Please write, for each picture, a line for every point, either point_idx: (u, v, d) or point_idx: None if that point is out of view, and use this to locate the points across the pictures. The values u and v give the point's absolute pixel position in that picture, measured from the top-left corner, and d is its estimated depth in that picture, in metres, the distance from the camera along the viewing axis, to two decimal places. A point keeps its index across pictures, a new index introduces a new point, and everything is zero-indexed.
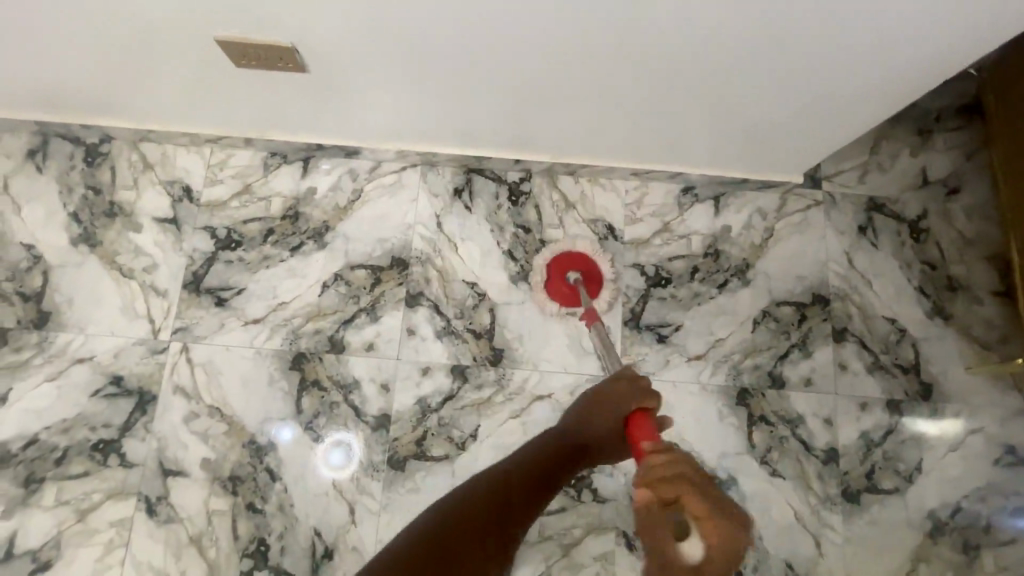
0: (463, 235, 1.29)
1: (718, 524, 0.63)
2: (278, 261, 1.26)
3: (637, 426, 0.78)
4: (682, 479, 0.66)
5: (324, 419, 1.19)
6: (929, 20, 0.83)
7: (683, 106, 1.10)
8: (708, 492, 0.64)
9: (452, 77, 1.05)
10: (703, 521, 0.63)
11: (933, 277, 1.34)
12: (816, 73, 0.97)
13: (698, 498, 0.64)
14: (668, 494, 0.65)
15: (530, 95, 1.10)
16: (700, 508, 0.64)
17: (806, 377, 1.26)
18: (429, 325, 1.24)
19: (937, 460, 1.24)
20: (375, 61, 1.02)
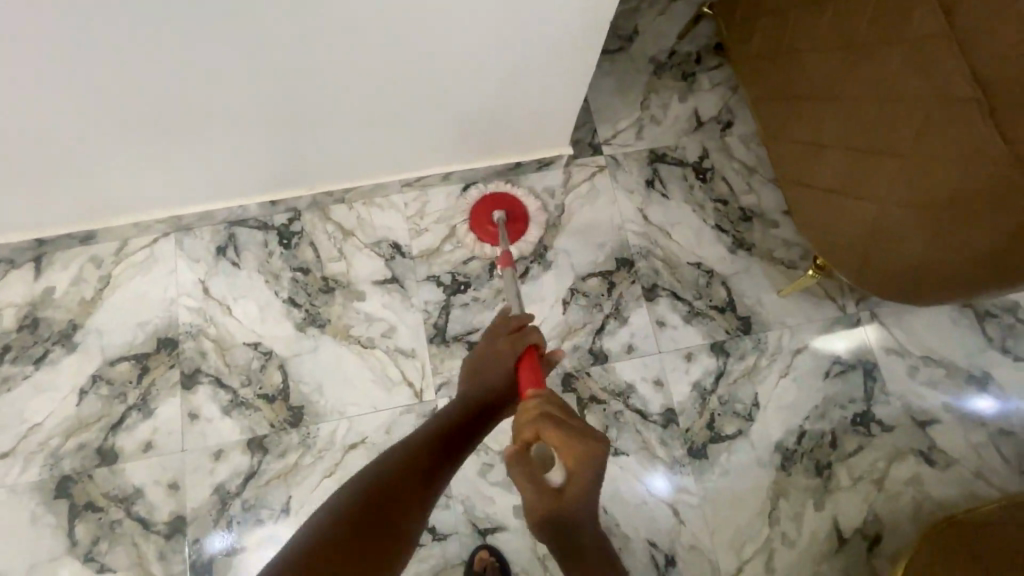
0: (237, 294, 1.18)
1: (570, 447, 0.69)
2: (20, 379, 1.10)
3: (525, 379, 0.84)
4: (565, 418, 0.72)
5: (107, 544, 1.03)
6: (591, 14, 0.88)
7: (423, 103, 1.02)
8: (562, 421, 0.72)
9: (150, 121, 0.92)
10: (566, 450, 0.69)
11: (728, 212, 1.35)
12: (527, 40, 0.92)
13: (563, 436, 0.70)
14: (529, 434, 0.72)
15: (267, 125, 0.99)
16: (569, 451, 0.69)
17: (628, 343, 1.23)
18: (214, 403, 1.11)
19: (771, 391, 1.23)
20: (46, 122, 0.87)
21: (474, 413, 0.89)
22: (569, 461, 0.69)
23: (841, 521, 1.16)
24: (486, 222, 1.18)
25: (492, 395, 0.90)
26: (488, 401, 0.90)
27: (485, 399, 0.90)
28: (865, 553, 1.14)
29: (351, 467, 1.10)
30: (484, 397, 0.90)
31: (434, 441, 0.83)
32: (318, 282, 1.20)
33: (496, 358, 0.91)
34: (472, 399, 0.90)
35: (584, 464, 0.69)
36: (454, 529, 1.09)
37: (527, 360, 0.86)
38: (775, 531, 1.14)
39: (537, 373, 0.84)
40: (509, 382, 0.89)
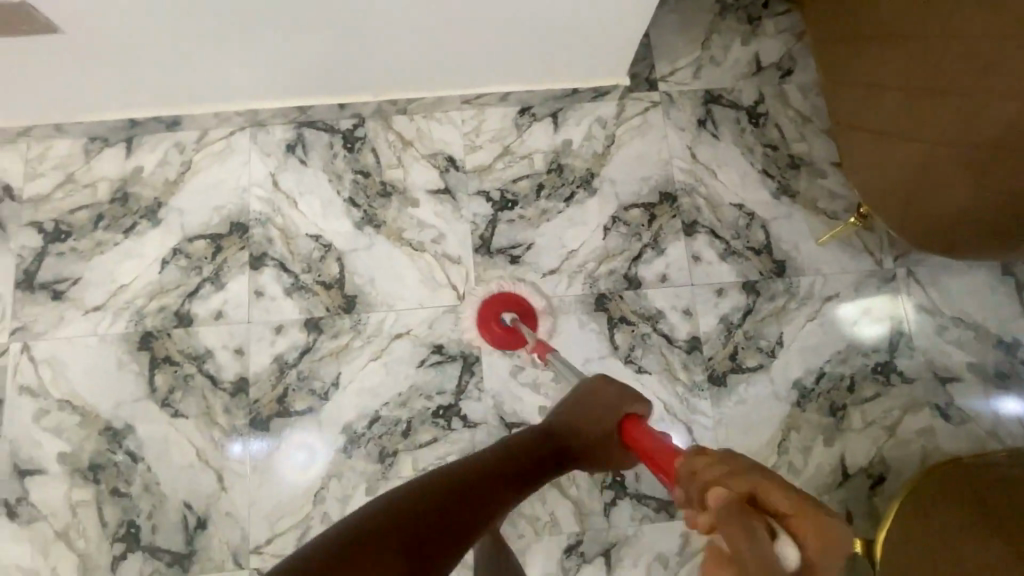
0: (302, 189, 1.28)
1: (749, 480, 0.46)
2: (112, 245, 1.23)
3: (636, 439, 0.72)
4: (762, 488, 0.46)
5: (181, 393, 1.17)
6: None
7: (488, 19, 1.07)
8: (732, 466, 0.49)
9: (242, 23, 1.01)
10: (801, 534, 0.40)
11: (776, 158, 1.36)
12: None
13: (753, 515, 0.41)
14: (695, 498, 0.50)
15: (342, 30, 1.06)
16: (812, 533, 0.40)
17: (663, 273, 1.28)
18: (277, 284, 1.23)
19: (796, 332, 1.27)
20: (158, 20, 0.99)
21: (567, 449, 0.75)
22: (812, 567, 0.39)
23: (847, 459, 1.21)
24: (495, 323, 1.16)
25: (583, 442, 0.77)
26: (578, 438, 0.77)
27: (573, 440, 0.76)
28: (867, 490, 1.20)
29: (396, 353, 1.21)
30: (576, 432, 0.78)
31: (506, 458, 0.68)
32: (377, 186, 1.29)
33: (588, 400, 0.80)
34: (559, 428, 0.77)
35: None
36: (483, 419, 1.19)
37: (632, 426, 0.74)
38: (783, 459, 1.21)
39: (670, 446, 0.67)
40: (602, 434, 0.77)
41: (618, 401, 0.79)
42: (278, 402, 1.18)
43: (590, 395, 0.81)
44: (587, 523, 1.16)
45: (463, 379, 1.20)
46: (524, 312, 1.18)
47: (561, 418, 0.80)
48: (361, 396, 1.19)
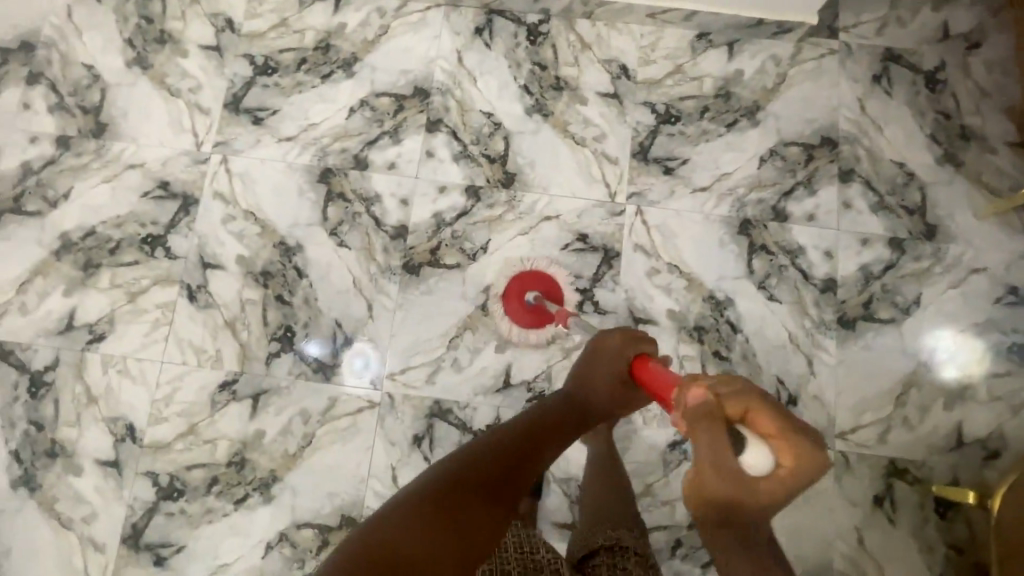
0: (482, 70, 1.36)
1: (769, 417, 0.59)
2: (310, 87, 1.35)
3: (648, 377, 0.83)
4: (729, 391, 0.61)
5: (349, 227, 1.29)
6: None
7: None
8: (767, 403, 0.60)
9: None
10: (760, 425, 0.59)
11: (947, 126, 1.34)
12: None
13: (721, 429, 0.60)
14: (733, 410, 0.60)
15: None
16: (774, 426, 0.58)
17: (810, 212, 1.30)
18: (447, 149, 1.32)
19: (936, 295, 1.26)
20: None
21: (574, 414, 0.92)
22: (784, 464, 0.57)
23: (965, 427, 1.21)
24: (521, 307, 1.18)
25: (591, 403, 0.93)
26: (588, 410, 0.93)
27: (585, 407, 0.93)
28: (979, 460, 1.19)
29: (544, 233, 1.28)
30: (587, 403, 0.93)
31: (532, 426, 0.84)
32: (551, 79, 1.36)
33: (593, 355, 0.93)
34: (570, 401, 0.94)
35: (801, 467, 0.56)
36: (614, 309, 1.25)
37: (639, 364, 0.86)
38: (898, 412, 1.22)
39: (665, 374, 0.81)
40: (612, 386, 0.92)
41: (633, 353, 0.89)
42: (431, 253, 1.28)
43: (605, 349, 0.92)
44: None
45: (601, 269, 1.27)
46: (546, 288, 1.19)
47: (573, 389, 0.96)
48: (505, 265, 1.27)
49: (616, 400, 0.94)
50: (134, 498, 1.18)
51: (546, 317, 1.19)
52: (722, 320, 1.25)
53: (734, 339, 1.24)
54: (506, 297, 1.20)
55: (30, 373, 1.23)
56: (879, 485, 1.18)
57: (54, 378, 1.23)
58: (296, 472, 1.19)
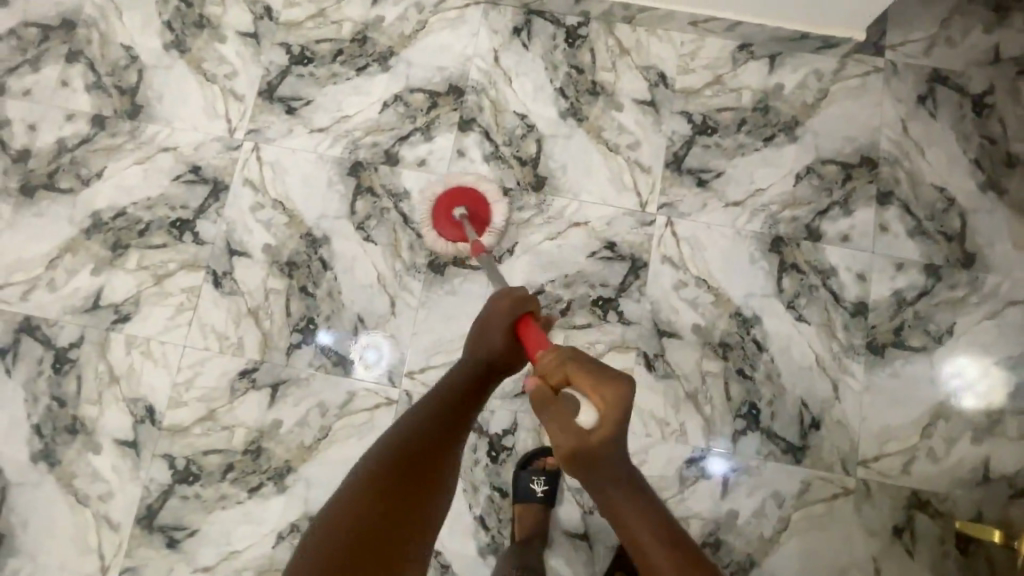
0: (518, 70, 1.35)
1: (586, 376, 0.62)
2: (344, 79, 1.35)
3: (530, 339, 0.77)
4: (550, 368, 0.66)
5: (376, 222, 1.28)
6: None
7: None
8: (576, 360, 0.65)
9: None
10: (579, 382, 0.63)
11: (992, 152, 1.31)
12: None
13: (551, 405, 0.62)
14: (557, 378, 0.65)
15: None
16: (586, 380, 0.62)
17: (845, 233, 1.27)
18: (478, 149, 1.31)
19: (970, 325, 1.23)
20: None
21: (478, 377, 0.78)
22: (598, 404, 0.60)
23: (992, 462, 1.18)
24: (446, 218, 1.21)
25: (494, 362, 0.79)
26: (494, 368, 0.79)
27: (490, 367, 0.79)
28: (1005, 497, 1.16)
29: (571, 239, 1.27)
30: (489, 358, 0.79)
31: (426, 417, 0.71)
32: (587, 83, 1.34)
33: (484, 322, 0.82)
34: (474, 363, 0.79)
35: (613, 398, 0.59)
36: (638, 320, 1.24)
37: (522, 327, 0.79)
38: (924, 443, 1.19)
39: (544, 336, 0.77)
40: (506, 343, 0.79)
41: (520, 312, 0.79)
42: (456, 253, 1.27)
43: (495, 310, 0.81)
44: (713, 441, 1.19)
45: (626, 279, 1.25)
46: (474, 209, 1.22)
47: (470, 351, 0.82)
48: (530, 269, 1.26)
49: (520, 362, 0.82)
50: (150, 480, 1.19)
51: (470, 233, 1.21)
52: (748, 338, 1.23)
53: (759, 358, 1.22)
54: (435, 208, 1.22)
55: (55, 349, 1.24)
56: (900, 516, 1.16)
57: (78, 355, 1.24)
58: (311, 464, 1.19)
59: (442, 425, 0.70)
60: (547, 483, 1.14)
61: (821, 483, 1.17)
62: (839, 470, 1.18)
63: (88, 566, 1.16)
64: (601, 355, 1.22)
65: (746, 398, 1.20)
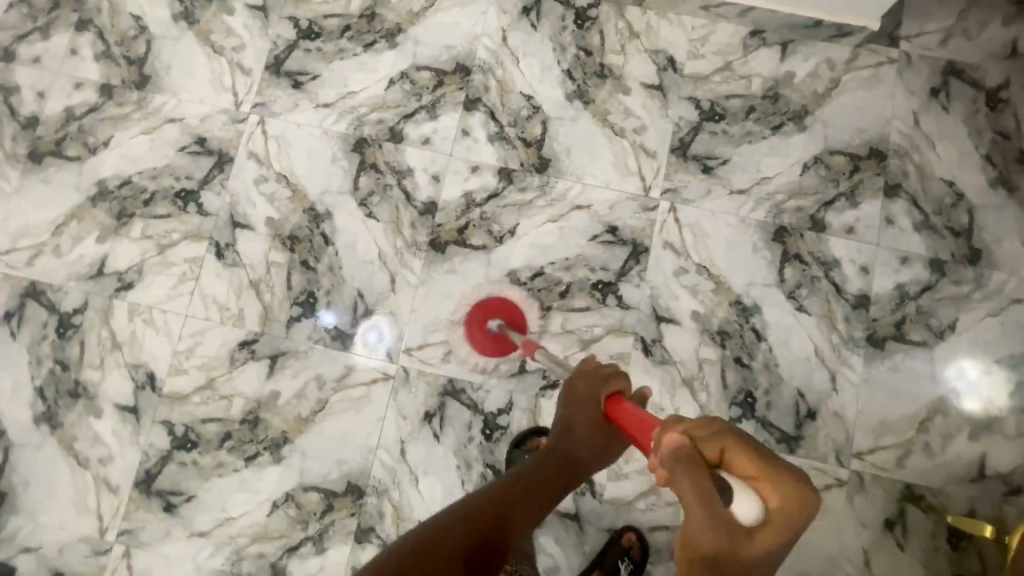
0: (526, 51, 1.34)
1: (754, 463, 0.55)
2: (351, 55, 1.35)
3: (629, 419, 0.75)
4: (705, 436, 0.58)
5: (378, 199, 1.28)
6: None
7: None
8: (747, 442, 0.57)
9: None
10: (743, 467, 0.55)
11: (1004, 148, 1.29)
12: None
13: (706, 475, 0.53)
14: (711, 451, 0.57)
15: None
16: (754, 468, 0.54)
17: (850, 225, 1.26)
18: (483, 129, 1.31)
19: (973, 322, 1.22)
20: None
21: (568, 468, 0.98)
22: (769, 502, 0.52)
23: (988, 459, 1.17)
24: (482, 333, 1.13)
25: (577, 454, 0.98)
26: (578, 460, 0.98)
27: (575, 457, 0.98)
28: (999, 494, 1.16)
29: (573, 222, 1.27)
30: (574, 455, 0.98)
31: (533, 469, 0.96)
32: (595, 66, 1.33)
33: (569, 394, 0.97)
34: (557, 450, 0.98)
35: (793, 500, 0.52)
36: (637, 305, 1.23)
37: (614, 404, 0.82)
38: (920, 437, 1.18)
39: (650, 417, 0.72)
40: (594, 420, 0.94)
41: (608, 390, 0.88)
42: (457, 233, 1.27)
43: (574, 390, 0.95)
44: None
45: (627, 264, 1.25)
46: (511, 316, 1.15)
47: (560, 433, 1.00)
48: (531, 251, 1.26)
49: (601, 452, 0.99)
50: (149, 445, 1.21)
51: (509, 345, 1.14)
52: (746, 327, 1.22)
53: (757, 347, 1.21)
54: (466, 324, 1.15)
55: (59, 315, 1.25)
56: (892, 509, 1.16)
57: (81, 321, 1.25)
58: (307, 436, 1.20)
59: (524, 491, 0.93)
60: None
61: (815, 473, 1.17)
62: (833, 461, 1.17)
63: (87, 526, 1.18)
64: (599, 339, 1.22)
65: (742, 387, 1.20)
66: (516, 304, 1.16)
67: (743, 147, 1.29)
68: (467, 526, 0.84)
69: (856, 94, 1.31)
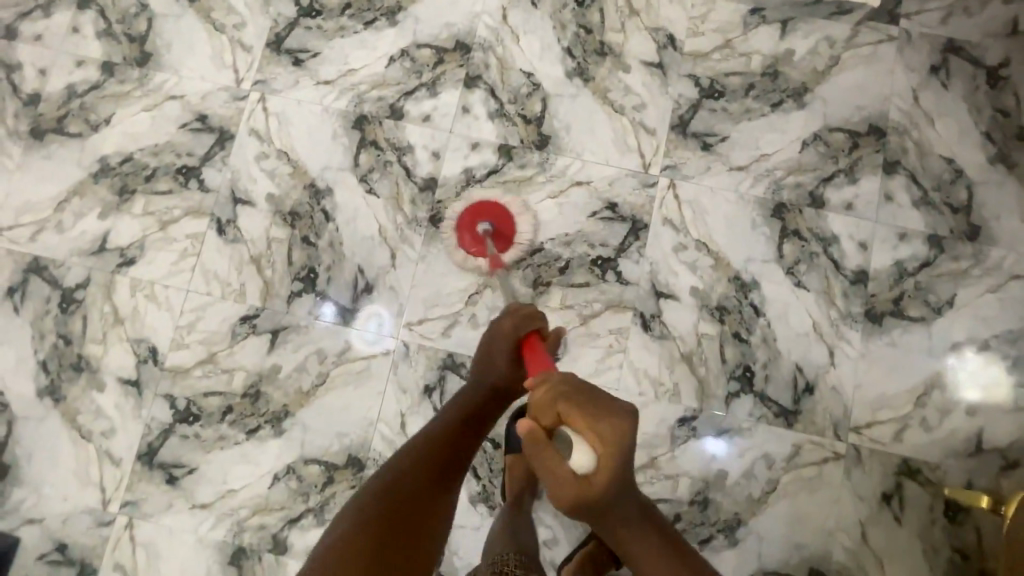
0: (526, 28, 1.34)
1: (583, 418, 0.67)
2: (352, 33, 1.35)
3: (532, 361, 0.87)
4: (542, 408, 0.72)
5: (378, 175, 1.29)
6: None
7: None
8: (575, 398, 0.69)
9: None
10: (576, 424, 0.68)
11: (1004, 125, 1.29)
12: None
13: (546, 446, 0.69)
14: (550, 415, 0.71)
15: None
16: (580, 422, 0.67)
17: (849, 201, 1.26)
18: (483, 106, 1.31)
19: (971, 298, 1.22)
20: None
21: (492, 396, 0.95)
22: (598, 448, 0.66)
23: (985, 433, 1.18)
24: (468, 230, 1.19)
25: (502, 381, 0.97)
26: (504, 388, 0.97)
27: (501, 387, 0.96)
28: (996, 468, 1.16)
29: (572, 198, 1.27)
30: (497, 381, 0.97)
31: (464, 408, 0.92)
32: (595, 44, 1.33)
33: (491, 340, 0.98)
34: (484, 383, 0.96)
35: (616, 437, 0.66)
36: (636, 281, 1.24)
37: (528, 345, 0.92)
38: (917, 412, 1.19)
39: (546, 358, 0.86)
40: (510, 361, 0.96)
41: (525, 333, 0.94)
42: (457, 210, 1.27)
43: (501, 331, 0.97)
44: (706, 402, 1.19)
45: (627, 240, 1.25)
46: (501, 224, 1.20)
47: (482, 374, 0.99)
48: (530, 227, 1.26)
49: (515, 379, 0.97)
50: (152, 419, 1.22)
51: (484, 249, 1.19)
52: (745, 303, 1.23)
53: (756, 322, 1.22)
54: (458, 228, 1.21)
55: (61, 290, 1.26)
56: (890, 482, 1.16)
57: (84, 296, 1.26)
58: (308, 409, 1.21)
59: (461, 431, 0.86)
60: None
61: (812, 447, 1.18)
62: (830, 435, 1.18)
63: (90, 498, 1.19)
64: (598, 314, 1.23)
65: (740, 361, 1.20)
66: (512, 218, 1.20)
67: (742, 125, 1.29)
68: (407, 469, 0.76)
69: (856, 73, 1.31)
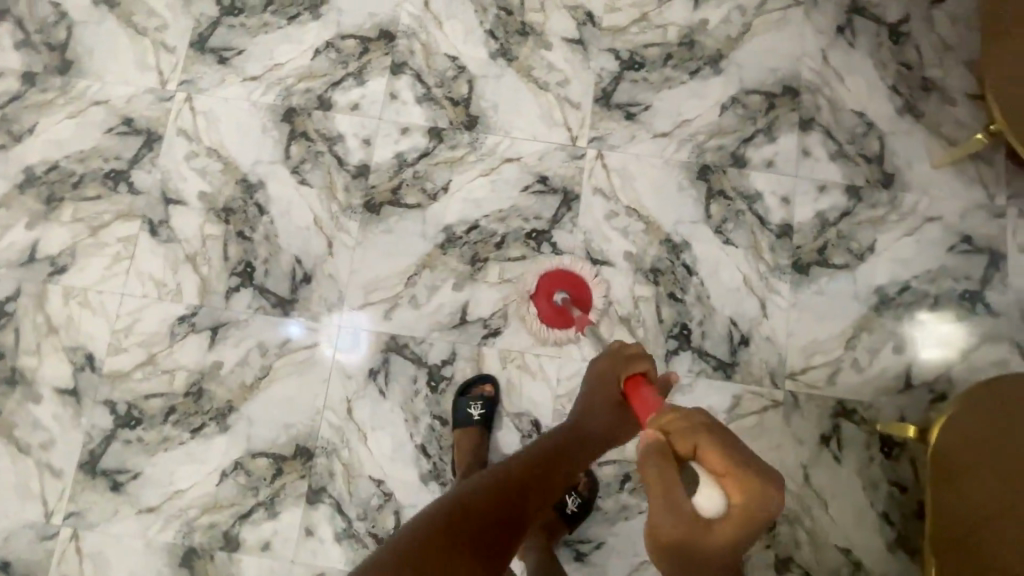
0: (448, 13, 1.37)
1: (722, 460, 0.60)
2: (275, 28, 1.36)
3: (638, 401, 0.86)
4: (678, 432, 0.65)
5: (310, 165, 1.30)
6: None
7: None
8: (719, 436, 0.62)
9: None
10: (710, 461, 0.60)
11: (908, 77, 1.35)
12: None
13: (670, 471, 0.62)
14: (683, 446, 0.63)
15: None
16: (719, 462, 0.60)
17: (769, 159, 1.31)
18: (411, 92, 1.33)
19: (890, 242, 1.28)
20: None
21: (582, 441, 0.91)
22: (732, 498, 0.58)
23: (913, 369, 1.23)
24: (554, 301, 1.22)
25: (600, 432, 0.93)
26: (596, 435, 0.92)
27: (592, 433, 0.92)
28: (926, 402, 1.21)
29: (504, 174, 1.29)
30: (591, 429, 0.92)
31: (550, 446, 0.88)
32: (517, 24, 1.36)
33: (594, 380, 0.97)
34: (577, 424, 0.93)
35: (753, 496, 0.57)
36: (571, 250, 1.26)
37: (633, 387, 0.90)
38: (848, 354, 1.23)
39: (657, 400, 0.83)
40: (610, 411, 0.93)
41: (629, 372, 0.93)
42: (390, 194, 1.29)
43: (601, 375, 0.96)
44: None
45: (560, 212, 1.28)
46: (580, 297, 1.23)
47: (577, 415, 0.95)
48: (465, 205, 1.28)
49: (614, 433, 0.94)
50: (92, 426, 1.19)
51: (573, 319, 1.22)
52: (677, 263, 1.26)
53: (689, 282, 1.25)
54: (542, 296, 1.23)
55: None
56: (827, 424, 1.20)
57: (15, 308, 1.24)
58: (252, 403, 1.20)
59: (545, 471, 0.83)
60: (484, 407, 1.17)
61: (750, 397, 1.21)
62: (768, 384, 1.22)
63: (32, 512, 1.16)
64: (536, 285, 1.25)
65: (677, 320, 1.24)
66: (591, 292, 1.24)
67: (663, 93, 1.34)
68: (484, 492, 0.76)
69: (767, 36, 1.37)
